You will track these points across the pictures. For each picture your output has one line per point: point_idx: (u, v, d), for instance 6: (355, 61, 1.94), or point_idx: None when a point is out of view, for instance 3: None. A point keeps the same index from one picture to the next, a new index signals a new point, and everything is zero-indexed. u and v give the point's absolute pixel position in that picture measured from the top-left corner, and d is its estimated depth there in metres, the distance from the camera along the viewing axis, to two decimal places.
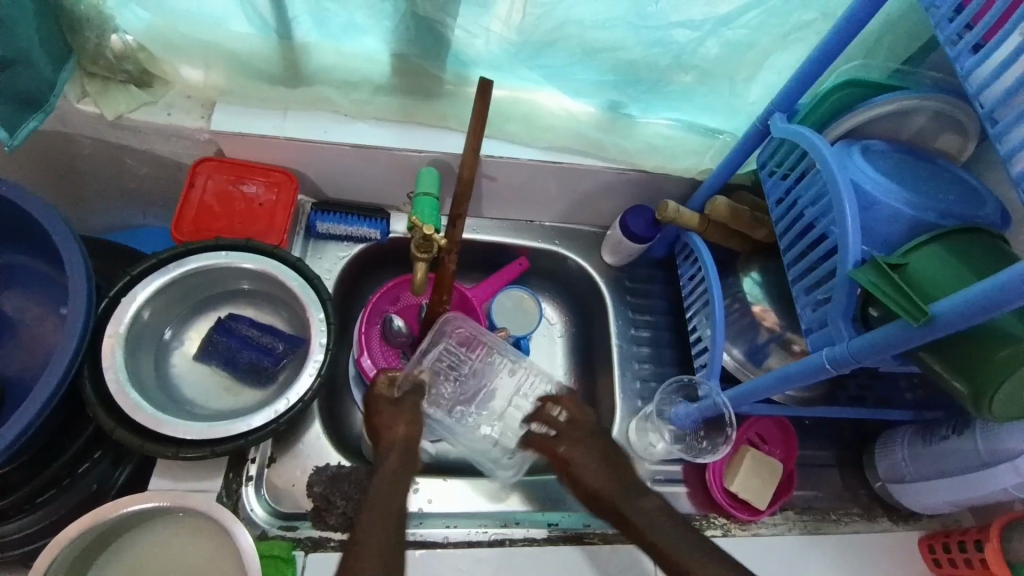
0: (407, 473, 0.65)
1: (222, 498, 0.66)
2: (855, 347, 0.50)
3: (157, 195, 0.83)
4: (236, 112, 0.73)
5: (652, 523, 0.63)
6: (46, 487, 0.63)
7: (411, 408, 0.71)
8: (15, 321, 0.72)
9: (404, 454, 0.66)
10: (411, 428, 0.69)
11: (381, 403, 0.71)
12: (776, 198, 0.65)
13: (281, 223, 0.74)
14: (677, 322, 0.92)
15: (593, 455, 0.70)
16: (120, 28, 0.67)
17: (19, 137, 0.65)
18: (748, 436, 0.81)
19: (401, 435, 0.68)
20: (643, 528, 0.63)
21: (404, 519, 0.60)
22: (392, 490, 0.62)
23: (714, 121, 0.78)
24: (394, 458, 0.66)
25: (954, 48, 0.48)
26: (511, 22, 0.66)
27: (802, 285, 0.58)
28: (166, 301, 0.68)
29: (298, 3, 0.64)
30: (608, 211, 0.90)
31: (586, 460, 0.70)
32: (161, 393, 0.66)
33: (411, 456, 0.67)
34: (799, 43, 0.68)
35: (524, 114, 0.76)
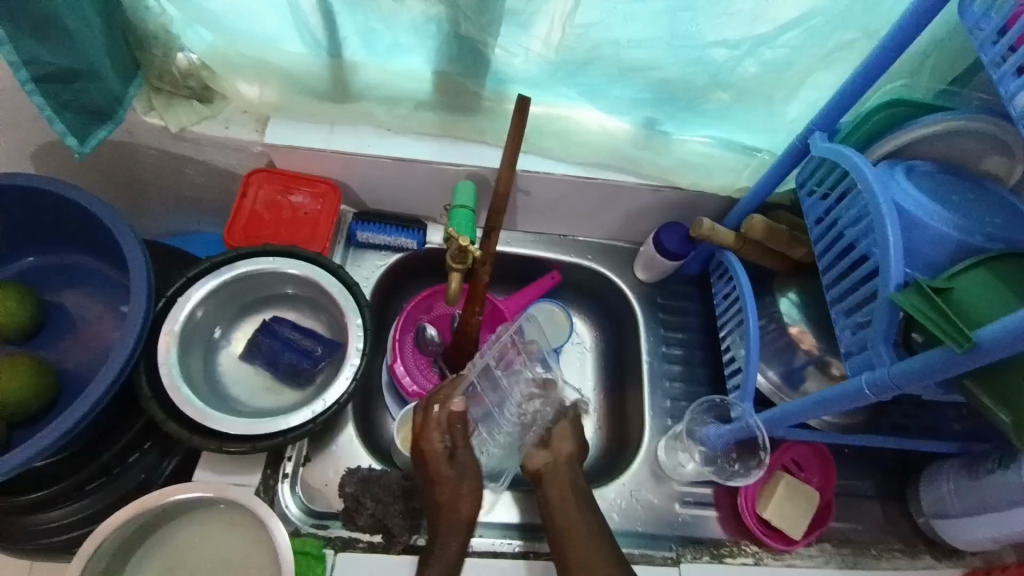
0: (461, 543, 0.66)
1: (259, 493, 0.69)
2: (897, 372, 0.48)
3: (211, 202, 0.89)
4: (288, 126, 0.78)
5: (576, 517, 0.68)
6: (97, 475, 0.68)
7: (475, 472, 0.71)
8: (79, 317, 0.77)
9: (465, 532, 0.67)
10: (470, 498, 0.69)
11: (441, 462, 0.70)
12: (815, 217, 0.64)
13: (324, 231, 0.78)
14: (710, 340, 0.91)
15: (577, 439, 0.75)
16: (186, 48, 0.72)
17: (87, 145, 0.69)
18: (784, 461, 0.78)
19: (468, 512, 0.68)
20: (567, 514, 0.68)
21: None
22: (454, 572, 0.63)
23: (751, 139, 0.77)
24: (456, 545, 0.65)
25: (998, 70, 0.47)
26: (549, 42, 0.67)
27: (842, 307, 0.57)
28: (218, 302, 0.72)
29: (348, 24, 0.68)
30: (641, 227, 0.90)
31: (570, 434, 0.75)
32: (207, 390, 0.69)
33: (469, 532, 0.68)
34: (841, 62, 0.67)
35: (560, 130, 0.78)
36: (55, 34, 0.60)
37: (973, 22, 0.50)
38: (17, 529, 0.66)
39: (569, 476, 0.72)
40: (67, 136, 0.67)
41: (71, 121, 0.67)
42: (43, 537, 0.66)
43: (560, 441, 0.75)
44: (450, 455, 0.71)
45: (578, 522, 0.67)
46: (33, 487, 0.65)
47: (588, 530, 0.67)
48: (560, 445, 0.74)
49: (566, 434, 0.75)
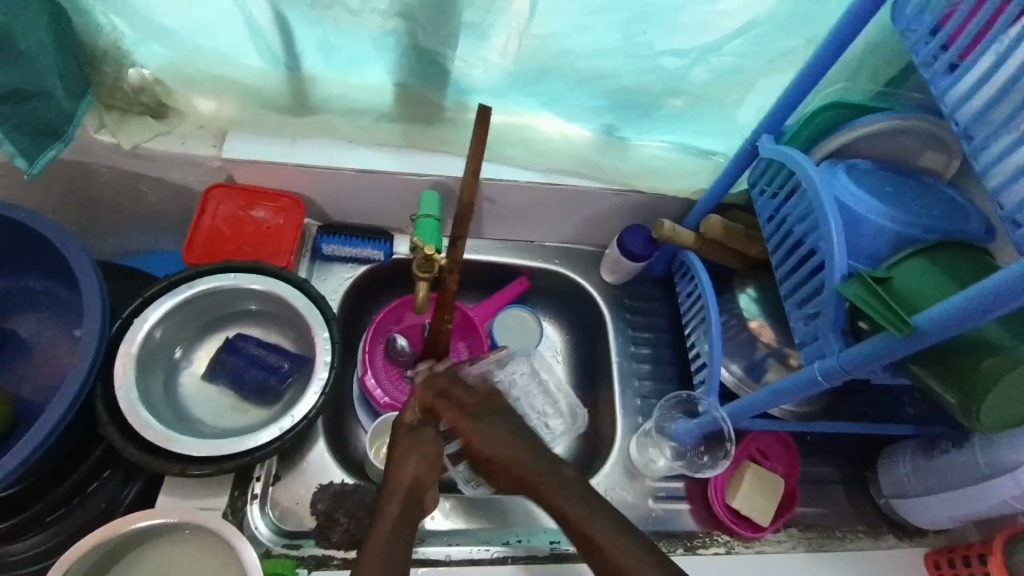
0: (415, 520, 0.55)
1: (226, 516, 0.67)
2: (846, 359, 0.51)
3: (171, 221, 0.87)
4: (248, 141, 0.77)
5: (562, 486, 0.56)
6: (56, 506, 0.66)
7: (433, 445, 0.61)
8: (31, 343, 0.74)
9: (412, 502, 0.56)
10: (425, 468, 0.59)
11: (399, 431, 0.62)
12: (767, 215, 0.67)
13: (288, 246, 0.77)
14: (677, 338, 0.93)
15: (509, 421, 0.62)
16: (138, 63, 0.70)
17: (38, 165, 0.68)
18: (750, 452, 0.81)
19: (412, 477, 0.58)
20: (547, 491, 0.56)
21: (405, 571, 0.50)
22: (393, 539, 0.52)
23: (706, 142, 0.80)
24: (396, 509, 0.55)
25: (930, 69, 0.51)
26: (508, 52, 0.68)
27: (794, 300, 0.60)
28: (179, 322, 0.70)
29: (306, 38, 0.68)
30: (606, 230, 0.92)
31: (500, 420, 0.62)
32: (168, 411, 0.67)
33: (420, 505, 0.56)
34: (785, 68, 0.70)
35: (522, 138, 0.79)
36: (8, 56, 0.60)
37: (906, 24, 0.53)
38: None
39: (539, 467, 0.57)
40: (15, 157, 0.66)
41: (20, 142, 0.65)
42: (6, 571, 0.64)
43: (489, 445, 0.60)
44: (415, 428, 0.62)
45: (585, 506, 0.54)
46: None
47: (596, 508, 0.54)
48: (491, 449, 0.60)
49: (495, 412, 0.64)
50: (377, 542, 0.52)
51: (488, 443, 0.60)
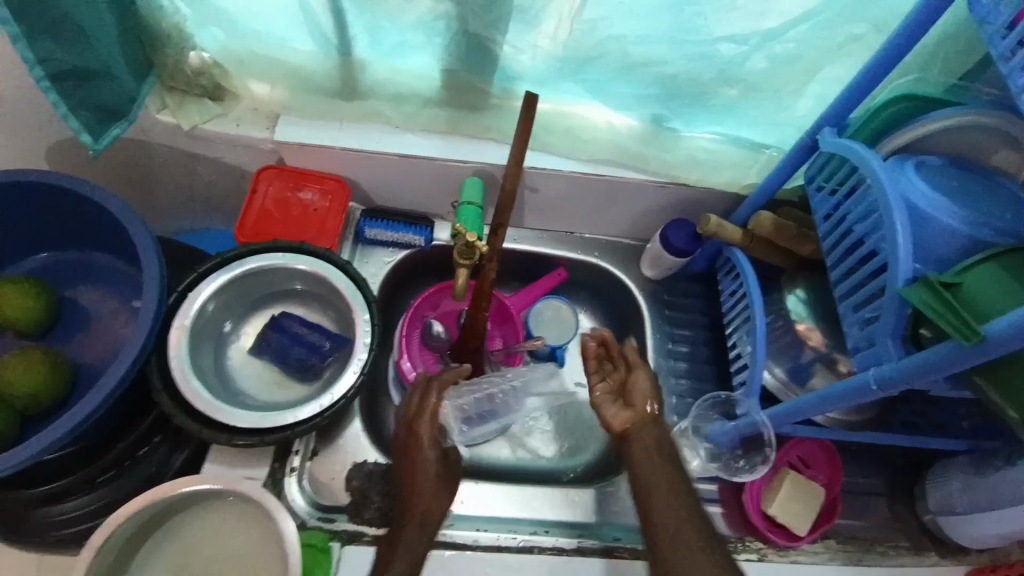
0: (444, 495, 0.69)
1: (267, 485, 0.69)
2: (904, 367, 0.48)
3: (223, 201, 0.90)
4: (297, 124, 0.78)
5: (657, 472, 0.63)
6: (107, 468, 0.69)
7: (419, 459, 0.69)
8: (92, 312, 0.78)
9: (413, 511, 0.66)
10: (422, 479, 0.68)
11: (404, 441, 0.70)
12: (824, 213, 0.64)
13: (332, 228, 0.79)
14: (716, 337, 0.91)
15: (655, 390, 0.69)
16: (198, 47, 0.73)
17: (102, 142, 0.70)
18: (789, 458, 0.78)
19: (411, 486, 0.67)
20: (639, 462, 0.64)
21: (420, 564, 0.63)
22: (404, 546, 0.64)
23: (757, 135, 0.77)
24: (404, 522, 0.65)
25: (1007, 64, 0.46)
26: (556, 39, 0.67)
27: (850, 302, 0.57)
28: (228, 298, 0.73)
29: (358, 22, 0.68)
30: (648, 224, 0.90)
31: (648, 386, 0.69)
32: (217, 382, 0.70)
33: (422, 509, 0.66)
34: (850, 57, 0.67)
35: (566, 127, 0.78)
36: (73, 34, 0.62)
37: (982, 14, 0.49)
38: (32, 523, 0.67)
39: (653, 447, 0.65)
40: (82, 133, 0.68)
41: (86, 119, 0.68)
42: (54, 530, 0.67)
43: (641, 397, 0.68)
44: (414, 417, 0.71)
45: (665, 477, 0.62)
46: (44, 481, 0.66)
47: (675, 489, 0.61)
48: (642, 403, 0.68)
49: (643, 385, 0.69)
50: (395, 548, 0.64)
51: (638, 400, 0.68)
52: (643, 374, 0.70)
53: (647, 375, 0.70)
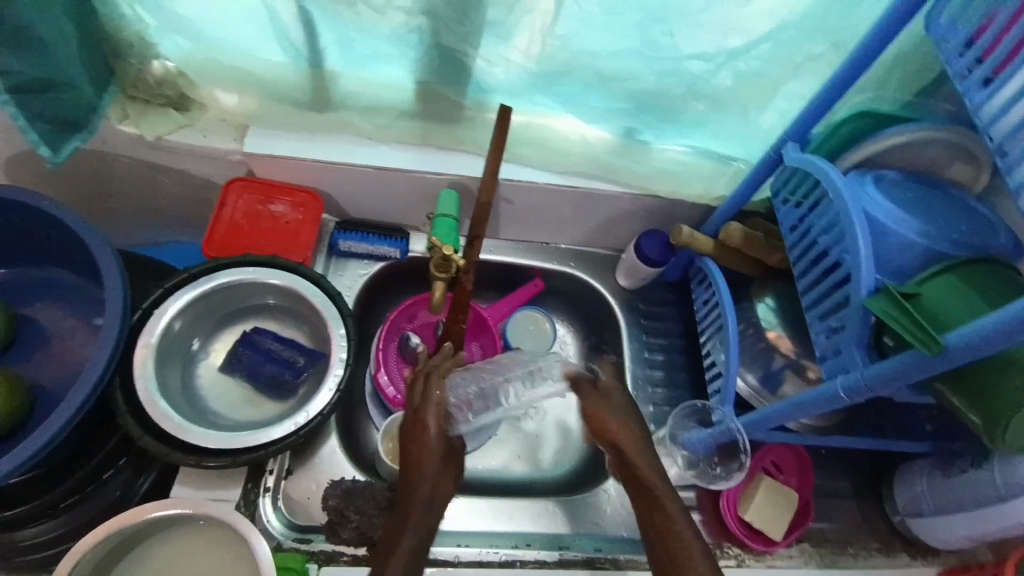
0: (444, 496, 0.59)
1: (240, 508, 0.67)
2: (870, 375, 0.50)
3: (190, 213, 0.87)
4: (268, 136, 0.77)
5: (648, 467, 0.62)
6: (71, 493, 0.66)
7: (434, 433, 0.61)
8: (50, 331, 0.75)
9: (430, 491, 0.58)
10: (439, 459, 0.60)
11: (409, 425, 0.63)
12: (790, 224, 0.66)
13: (304, 242, 0.78)
14: (690, 345, 0.92)
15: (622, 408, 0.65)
16: (162, 56, 0.70)
17: (61, 155, 0.68)
18: (764, 464, 0.79)
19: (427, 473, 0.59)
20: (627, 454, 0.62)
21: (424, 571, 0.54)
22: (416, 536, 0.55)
23: (728, 148, 0.79)
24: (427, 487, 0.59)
25: (964, 82, 0.49)
26: (529, 52, 0.67)
27: (816, 312, 0.59)
28: (196, 314, 0.71)
29: (328, 33, 0.67)
30: (622, 234, 0.91)
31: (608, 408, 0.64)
32: (184, 402, 0.67)
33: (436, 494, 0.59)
34: (812, 73, 0.67)
35: (540, 139, 0.78)
36: (30, 45, 0.61)
37: (939, 35, 0.52)
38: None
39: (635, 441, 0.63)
40: (39, 147, 0.65)
41: (43, 131, 0.65)
42: (16, 557, 0.65)
43: (599, 424, 0.63)
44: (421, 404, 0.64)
45: (652, 470, 0.61)
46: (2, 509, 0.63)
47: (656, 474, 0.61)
48: (602, 428, 0.63)
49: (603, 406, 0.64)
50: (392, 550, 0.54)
51: (601, 424, 0.63)
52: (591, 398, 0.65)
53: (591, 398, 0.65)
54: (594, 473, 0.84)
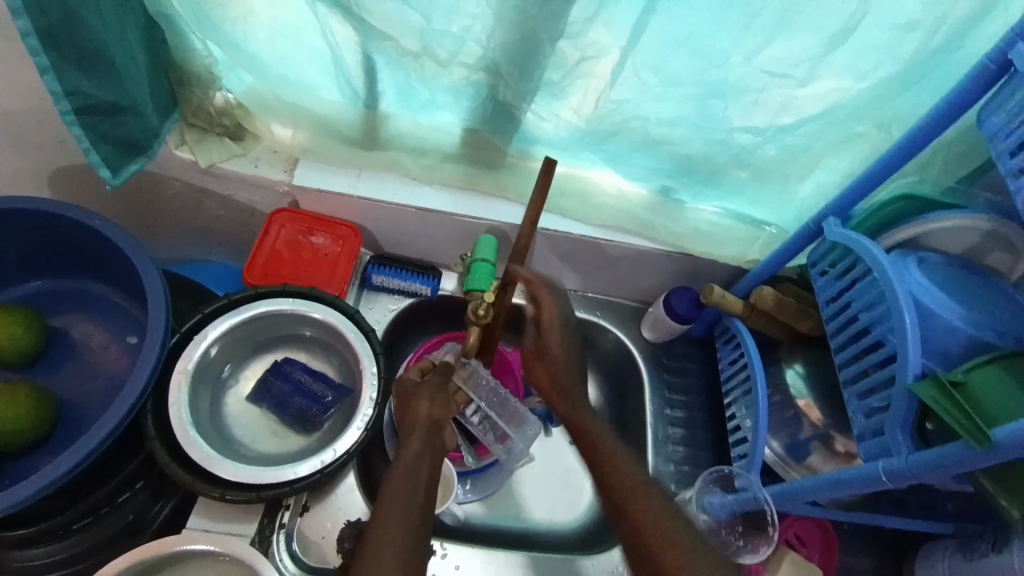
0: (438, 452, 0.59)
1: (254, 543, 0.66)
2: (914, 462, 0.50)
3: (229, 235, 0.89)
4: (318, 169, 0.79)
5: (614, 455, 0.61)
6: (84, 514, 0.65)
7: (441, 387, 0.65)
8: (83, 344, 0.75)
9: (430, 433, 0.60)
10: (442, 407, 0.63)
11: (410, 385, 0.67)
12: (827, 296, 0.67)
13: (342, 274, 0.78)
14: (712, 404, 0.92)
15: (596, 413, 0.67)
16: (225, 88, 0.73)
17: (120, 177, 0.68)
18: (787, 536, 0.78)
19: (428, 415, 0.61)
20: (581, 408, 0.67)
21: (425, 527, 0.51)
22: (412, 479, 0.54)
23: (763, 214, 0.80)
24: (416, 438, 0.59)
25: (1016, 181, 0.49)
26: (580, 112, 0.69)
27: (855, 390, 0.59)
28: (233, 340, 0.71)
29: (388, 79, 0.69)
30: (650, 288, 0.92)
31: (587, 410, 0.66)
32: (211, 429, 0.67)
33: (437, 435, 0.60)
34: (853, 152, 0.69)
35: (579, 191, 0.80)
36: (102, 67, 0.60)
37: (991, 131, 0.52)
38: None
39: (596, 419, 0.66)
40: (101, 167, 0.66)
41: (106, 153, 0.66)
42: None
43: (562, 351, 0.70)
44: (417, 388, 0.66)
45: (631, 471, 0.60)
46: (14, 526, 0.62)
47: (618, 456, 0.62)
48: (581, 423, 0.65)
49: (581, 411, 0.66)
50: (393, 496, 0.52)
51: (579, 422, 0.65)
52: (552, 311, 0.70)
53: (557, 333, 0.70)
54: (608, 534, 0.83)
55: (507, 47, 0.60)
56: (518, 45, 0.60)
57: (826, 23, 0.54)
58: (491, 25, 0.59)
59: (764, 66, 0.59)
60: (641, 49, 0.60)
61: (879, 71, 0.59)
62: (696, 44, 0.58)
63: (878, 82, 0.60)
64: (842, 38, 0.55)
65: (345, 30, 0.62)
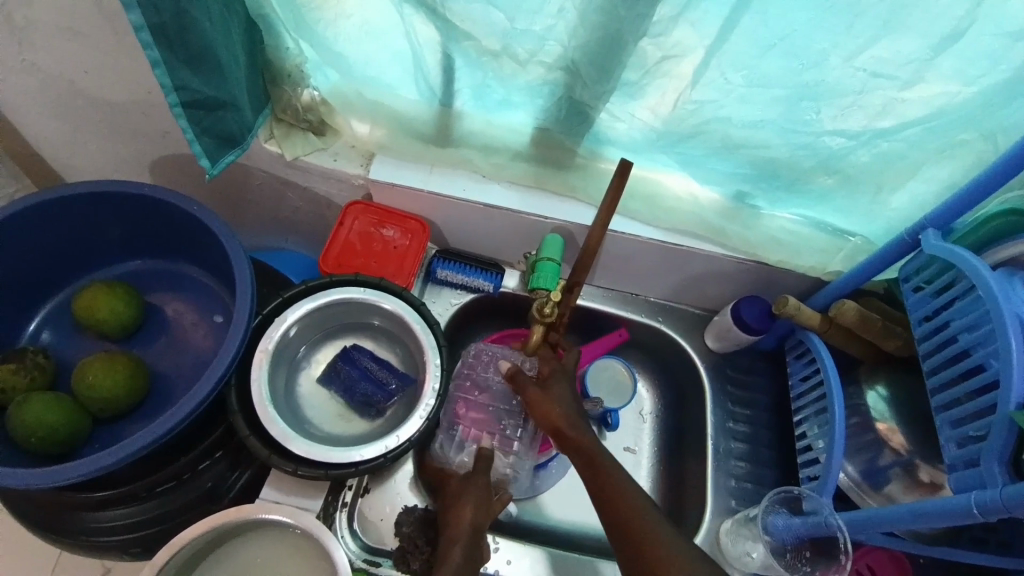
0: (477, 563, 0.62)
1: (319, 518, 0.70)
2: (1009, 496, 0.45)
3: (307, 226, 0.93)
4: (392, 165, 0.81)
5: (613, 488, 0.63)
6: (168, 479, 0.70)
7: (484, 491, 0.67)
8: (173, 321, 0.81)
9: (473, 544, 0.63)
10: (484, 514, 0.65)
11: (456, 484, 0.69)
12: (920, 315, 0.62)
13: (410, 267, 0.81)
14: (779, 421, 0.88)
15: (570, 399, 0.71)
16: (311, 86, 0.77)
17: (217, 167, 0.73)
18: (859, 565, 0.74)
19: (467, 521, 0.64)
20: (584, 464, 0.66)
21: None
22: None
23: (847, 223, 0.75)
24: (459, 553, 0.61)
25: None
26: (657, 113, 0.67)
27: (948, 416, 0.55)
28: (308, 325, 0.75)
29: (465, 78, 0.70)
30: (717, 296, 0.89)
31: (558, 396, 0.71)
32: (286, 408, 0.71)
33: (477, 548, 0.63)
34: (957, 160, 0.64)
35: (649, 194, 0.78)
36: (209, 67, 0.65)
37: None
38: (77, 524, 0.69)
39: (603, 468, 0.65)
40: (201, 159, 0.71)
41: (207, 145, 0.70)
42: (97, 535, 0.69)
43: (551, 413, 0.69)
44: (466, 479, 0.69)
45: (630, 494, 0.62)
46: (95, 489, 0.68)
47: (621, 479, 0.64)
48: (552, 419, 0.69)
49: (544, 396, 0.70)
50: None
51: (547, 411, 0.69)
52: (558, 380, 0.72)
53: (554, 388, 0.71)
54: None
55: (588, 47, 0.60)
56: (598, 45, 0.59)
57: (938, 21, 0.50)
58: (573, 26, 0.59)
59: (863, 68, 0.55)
60: (727, 50, 0.58)
61: (995, 75, 0.54)
62: (787, 45, 0.56)
63: (994, 87, 0.55)
64: (955, 38, 0.51)
65: (427, 31, 0.64)
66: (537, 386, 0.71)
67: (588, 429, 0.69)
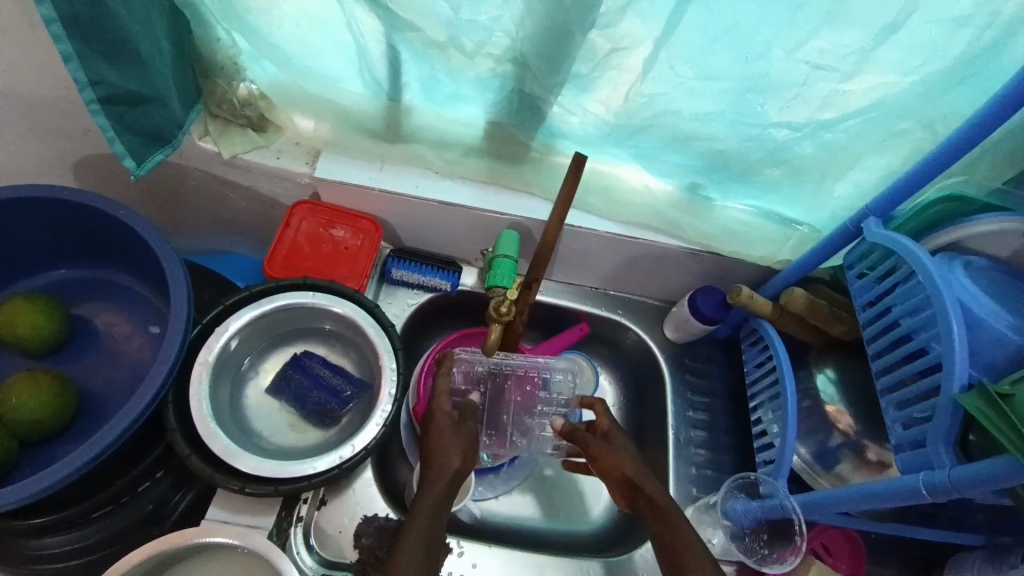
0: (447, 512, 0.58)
1: (272, 536, 0.66)
2: (957, 476, 0.47)
3: (252, 227, 0.89)
4: (339, 162, 0.78)
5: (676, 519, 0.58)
6: (103, 504, 0.65)
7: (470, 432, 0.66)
8: (104, 334, 0.76)
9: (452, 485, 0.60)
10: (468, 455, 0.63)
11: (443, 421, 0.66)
12: (864, 300, 0.64)
13: (362, 268, 0.78)
14: (736, 407, 0.90)
15: (630, 451, 0.66)
16: (248, 79, 0.73)
17: (144, 168, 0.68)
18: (814, 545, 0.76)
19: (453, 461, 0.62)
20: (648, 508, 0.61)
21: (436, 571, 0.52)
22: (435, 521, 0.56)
23: (794, 213, 0.77)
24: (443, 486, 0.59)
25: None
26: (609, 106, 0.67)
27: (893, 399, 0.57)
28: (254, 332, 0.71)
29: (413, 71, 0.68)
30: (674, 287, 0.90)
31: (613, 450, 0.66)
32: (232, 422, 0.67)
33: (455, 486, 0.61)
34: (894, 150, 0.66)
35: (604, 188, 0.78)
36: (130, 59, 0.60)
37: None
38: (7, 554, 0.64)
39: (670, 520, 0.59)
40: (125, 158, 0.66)
41: (131, 144, 0.66)
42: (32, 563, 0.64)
43: (610, 462, 0.65)
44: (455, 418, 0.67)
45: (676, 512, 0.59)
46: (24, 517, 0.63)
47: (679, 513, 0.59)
48: (611, 468, 0.65)
49: (609, 449, 0.66)
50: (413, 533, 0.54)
51: (612, 465, 0.65)
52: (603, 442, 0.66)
53: (601, 445, 0.66)
54: (619, 543, 0.80)
55: (537, 39, 0.59)
56: (547, 36, 0.58)
57: (875, 14, 0.51)
58: (520, 16, 0.57)
59: (807, 60, 0.56)
60: (677, 41, 0.57)
61: (927, 67, 0.56)
62: (734, 37, 0.56)
63: (927, 79, 0.57)
64: (892, 30, 0.53)
65: (370, 20, 0.61)
66: (599, 439, 0.67)
67: (656, 483, 0.62)
